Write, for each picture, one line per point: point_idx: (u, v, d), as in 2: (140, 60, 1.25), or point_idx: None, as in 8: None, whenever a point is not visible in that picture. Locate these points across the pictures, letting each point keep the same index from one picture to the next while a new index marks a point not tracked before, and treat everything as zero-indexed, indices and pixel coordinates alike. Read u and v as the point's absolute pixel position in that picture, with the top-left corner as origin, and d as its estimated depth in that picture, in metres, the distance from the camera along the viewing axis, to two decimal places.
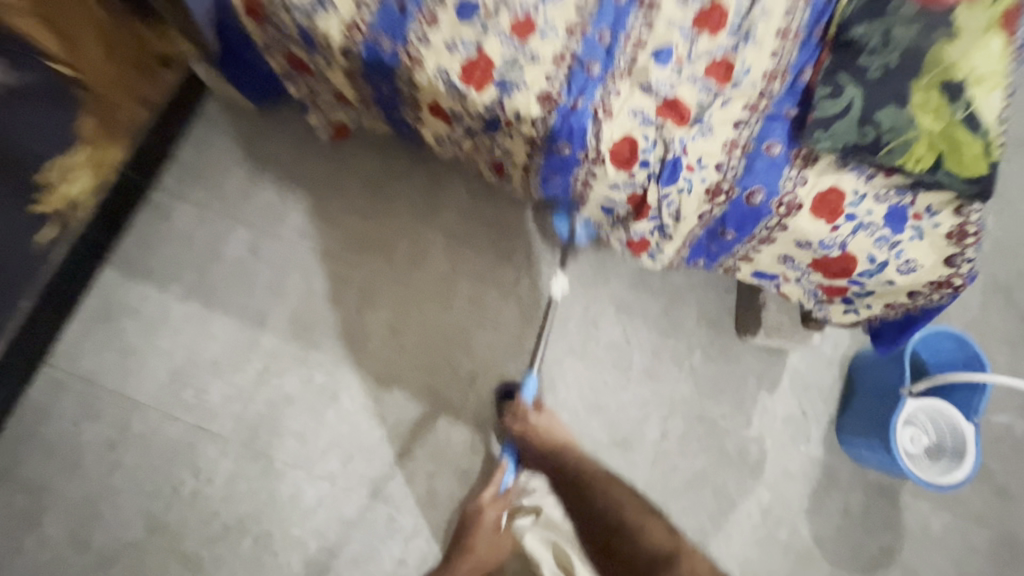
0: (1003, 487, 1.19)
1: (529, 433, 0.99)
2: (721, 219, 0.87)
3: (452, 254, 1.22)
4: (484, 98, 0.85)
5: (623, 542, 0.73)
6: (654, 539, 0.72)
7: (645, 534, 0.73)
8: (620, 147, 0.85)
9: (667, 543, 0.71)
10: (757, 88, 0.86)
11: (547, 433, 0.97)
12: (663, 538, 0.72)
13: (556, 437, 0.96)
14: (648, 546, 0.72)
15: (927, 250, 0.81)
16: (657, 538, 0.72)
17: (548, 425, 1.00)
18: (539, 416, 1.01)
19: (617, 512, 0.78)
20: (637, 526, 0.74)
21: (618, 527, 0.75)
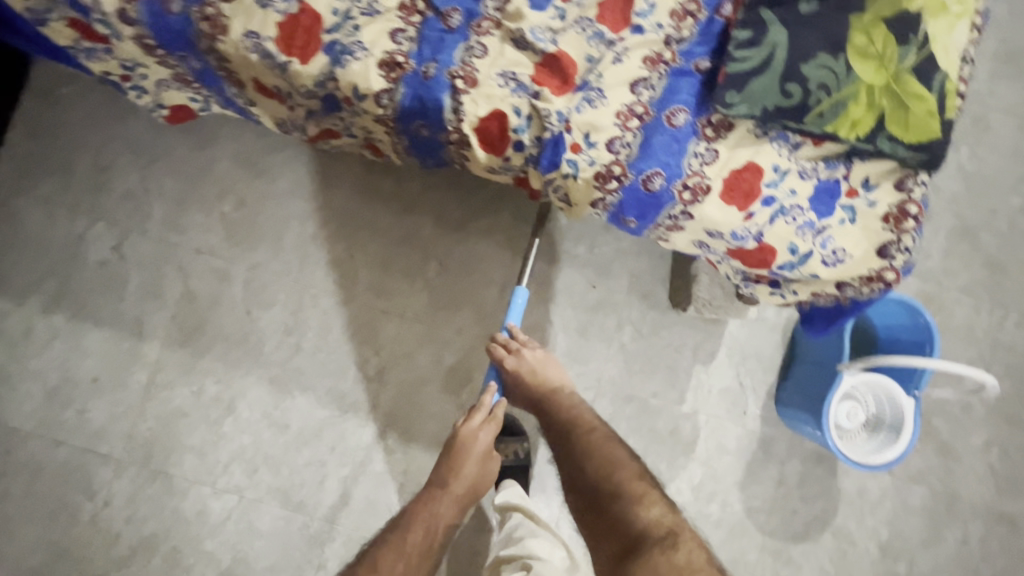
0: (945, 445, 1.15)
1: (521, 374, 0.88)
2: (618, 207, 0.70)
3: (348, 236, 1.08)
4: (312, 70, 0.66)
5: (622, 507, 0.74)
6: (651, 516, 0.73)
7: (642, 505, 0.74)
8: (488, 126, 0.67)
9: (663, 521, 0.72)
10: (662, 33, 0.67)
11: (541, 379, 0.87)
12: (658, 516, 0.72)
13: (551, 385, 0.87)
14: (643, 523, 0.72)
15: (859, 236, 0.67)
16: (653, 516, 0.73)
17: (544, 361, 0.89)
18: (531, 356, 0.89)
19: (613, 474, 0.78)
20: (637, 496, 0.75)
21: (613, 489, 0.76)
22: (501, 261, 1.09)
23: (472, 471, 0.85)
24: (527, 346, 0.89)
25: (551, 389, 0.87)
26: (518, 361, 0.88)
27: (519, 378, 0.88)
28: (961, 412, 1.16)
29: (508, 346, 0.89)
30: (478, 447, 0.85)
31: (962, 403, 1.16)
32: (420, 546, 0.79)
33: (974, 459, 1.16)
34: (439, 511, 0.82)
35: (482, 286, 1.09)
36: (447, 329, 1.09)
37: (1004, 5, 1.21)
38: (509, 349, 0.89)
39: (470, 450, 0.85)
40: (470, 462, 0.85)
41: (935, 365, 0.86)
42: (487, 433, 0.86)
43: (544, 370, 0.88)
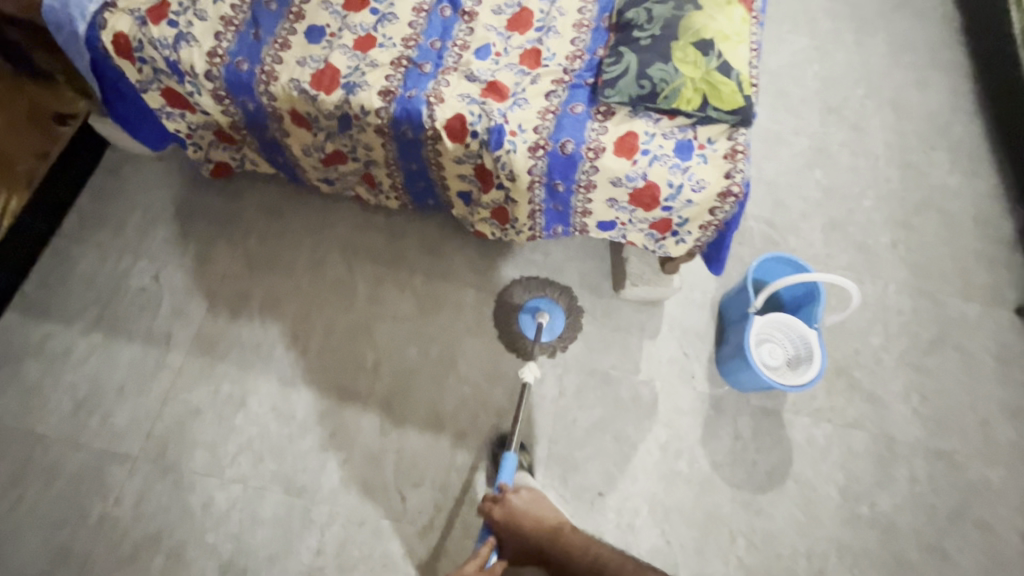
0: (869, 393, 1.33)
1: (516, 517, 0.92)
2: (547, 171, 1.01)
3: (348, 257, 1.33)
4: (332, 98, 1.00)
5: None
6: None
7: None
8: (452, 124, 1.00)
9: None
10: (562, 67, 1.05)
11: (537, 517, 0.92)
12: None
13: (549, 521, 0.92)
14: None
15: (712, 170, 0.97)
16: None
17: (540, 504, 0.95)
18: (521, 498, 0.95)
19: None
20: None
21: None
22: (474, 267, 1.34)
23: None
24: (512, 490, 0.96)
25: (551, 528, 0.91)
26: (514, 503, 0.94)
27: (514, 520, 0.92)
28: (874, 363, 1.36)
29: (498, 495, 0.95)
30: None
31: (872, 356, 1.37)
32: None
33: (898, 404, 1.33)
34: None
35: (460, 288, 1.32)
36: (433, 325, 1.29)
37: (818, 79, 1.71)
38: (500, 496, 0.95)
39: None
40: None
41: (810, 278, 1.09)
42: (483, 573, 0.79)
43: (541, 510, 0.94)
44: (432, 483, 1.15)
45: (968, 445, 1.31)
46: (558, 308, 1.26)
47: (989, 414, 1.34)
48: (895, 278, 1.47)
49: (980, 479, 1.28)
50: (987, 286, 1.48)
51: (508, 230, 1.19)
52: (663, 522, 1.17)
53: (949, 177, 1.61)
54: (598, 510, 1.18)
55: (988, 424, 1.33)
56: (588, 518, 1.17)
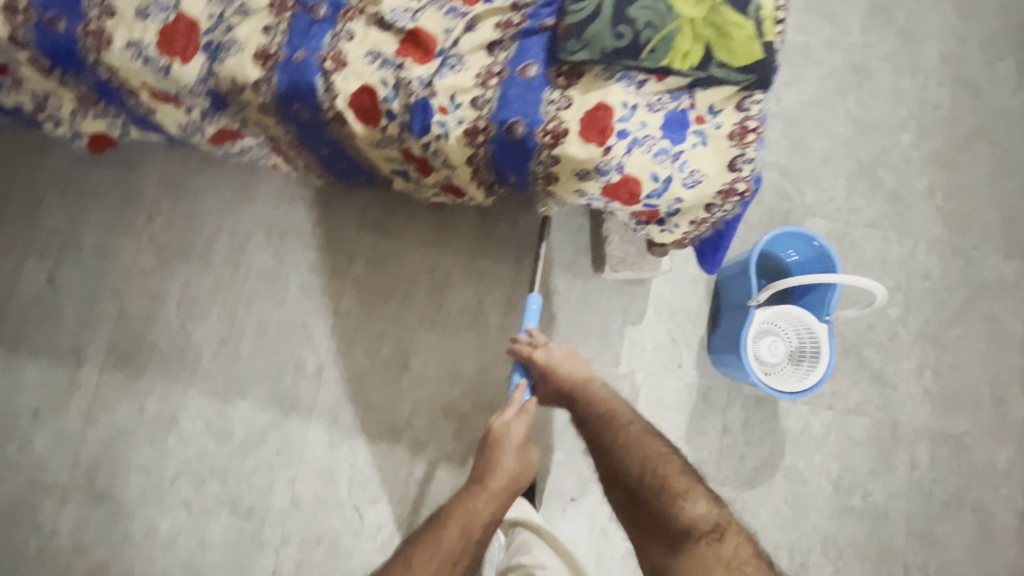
0: (877, 373, 1.19)
1: (553, 367, 0.85)
2: (491, 159, 0.77)
3: (275, 242, 1.11)
4: (191, 70, 0.73)
5: (665, 501, 0.71)
6: (697, 511, 0.70)
7: (687, 499, 0.71)
8: (360, 99, 0.73)
9: (709, 516, 0.69)
10: (512, 1, 0.74)
11: (569, 371, 0.84)
12: (705, 510, 0.70)
13: (581, 377, 0.84)
14: (687, 522, 0.69)
15: (711, 157, 0.73)
16: (699, 510, 0.70)
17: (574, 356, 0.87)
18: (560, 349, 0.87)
19: (656, 470, 0.74)
20: (681, 490, 0.72)
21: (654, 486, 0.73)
22: (426, 249, 1.12)
23: (510, 462, 0.81)
24: (551, 341, 0.87)
25: (581, 382, 0.84)
26: (548, 356, 0.85)
27: (549, 371, 0.85)
28: (887, 339, 1.20)
29: (533, 343, 0.87)
30: (512, 438, 0.82)
31: (887, 331, 1.20)
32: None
33: (909, 384, 1.19)
34: (476, 507, 0.77)
35: (410, 274, 1.12)
36: (382, 320, 1.11)
37: None
38: (534, 344, 0.87)
39: (505, 438, 0.82)
40: (507, 451, 0.82)
41: (833, 280, 0.93)
42: (522, 423, 0.82)
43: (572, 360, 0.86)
44: (393, 498, 1.07)
45: (980, 426, 1.19)
46: None
47: (1009, 390, 1.20)
48: (927, 235, 1.24)
49: (986, 461, 1.18)
50: None
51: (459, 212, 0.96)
52: None
53: (1012, 100, 1.30)
54: (570, 516, 1.09)
55: (1005, 402, 1.20)
56: (560, 525, 1.09)
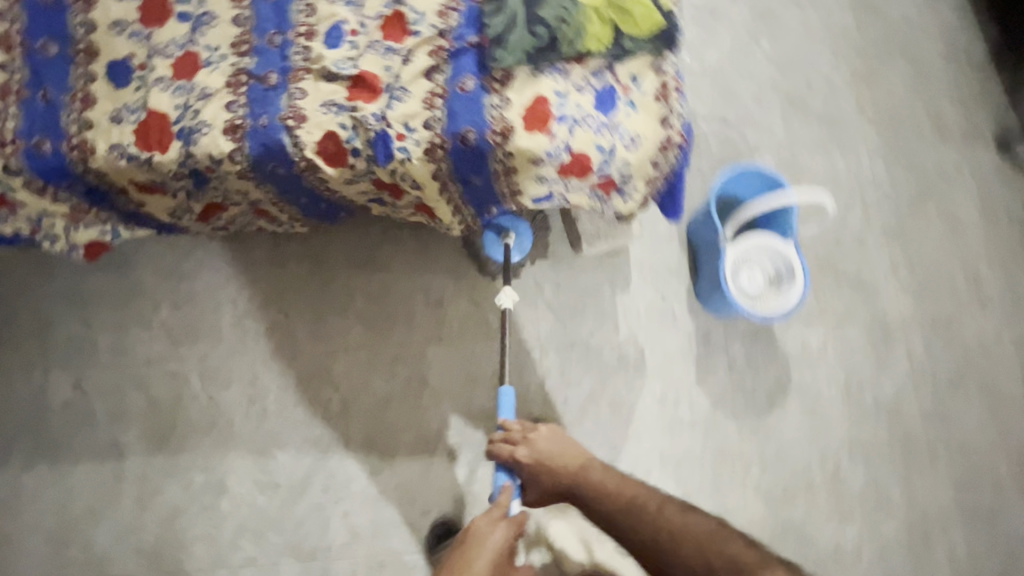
0: (857, 280, 1.26)
1: (542, 461, 0.93)
2: (453, 170, 0.85)
3: (276, 299, 1.18)
4: (171, 156, 0.81)
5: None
6: (737, 550, 0.78)
7: (725, 537, 0.79)
8: (326, 145, 0.82)
9: (750, 549, 0.77)
10: (435, 29, 0.83)
11: (562, 458, 0.94)
12: (743, 546, 0.78)
13: (577, 460, 0.94)
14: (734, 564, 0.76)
15: (644, 120, 0.82)
16: (736, 548, 0.78)
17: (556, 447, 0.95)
18: (543, 436, 0.95)
19: (705, 546, 0.79)
20: (721, 534, 0.80)
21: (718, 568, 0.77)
22: (416, 271, 1.20)
23: (486, 568, 0.77)
24: (532, 430, 0.96)
25: (578, 470, 0.93)
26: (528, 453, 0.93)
27: (541, 464, 0.93)
28: (857, 247, 1.28)
29: (514, 439, 0.94)
30: (491, 540, 0.80)
31: (855, 239, 1.28)
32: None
33: (888, 283, 1.27)
34: None
35: (407, 297, 1.19)
36: (392, 345, 1.17)
37: None
38: (513, 440, 0.94)
39: (483, 543, 0.79)
40: (483, 557, 0.78)
41: (787, 201, 1.03)
42: (499, 530, 0.81)
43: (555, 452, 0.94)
44: (442, 506, 1.12)
45: (962, 305, 1.26)
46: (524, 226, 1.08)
47: (980, 267, 1.28)
48: (867, 145, 1.33)
49: (975, 334, 1.25)
50: (962, 127, 1.35)
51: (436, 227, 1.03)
52: (676, 473, 1.16)
53: (907, 7, 1.41)
54: None
55: (979, 278, 1.28)
56: None
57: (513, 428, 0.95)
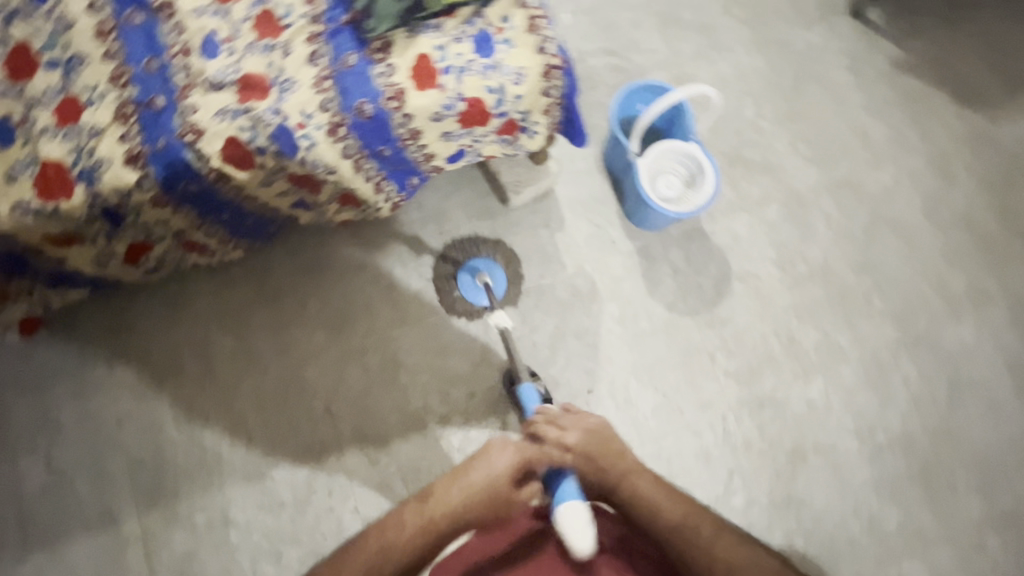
0: (764, 164, 1.37)
1: (586, 453, 0.83)
2: (360, 145, 0.88)
3: (232, 327, 1.19)
4: (78, 200, 0.81)
5: None
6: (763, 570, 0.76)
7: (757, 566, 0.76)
8: (230, 151, 0.84)
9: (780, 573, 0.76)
10: (306, 18, 0.85)
11: (604, 457, 0.84)
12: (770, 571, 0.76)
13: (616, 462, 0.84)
14: None
15: (525, 52, 0.85)
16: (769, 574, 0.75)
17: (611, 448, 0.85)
18: (589, 423, 0.86)
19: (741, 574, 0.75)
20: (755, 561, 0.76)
21: None
22: (361, 263, 1.23)
23: (455, 492, 0.81)
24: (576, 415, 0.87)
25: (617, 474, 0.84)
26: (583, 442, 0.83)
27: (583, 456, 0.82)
28: (757, 135, 1.38)
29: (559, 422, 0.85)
30: (493, 462, 0.83)
31: (753, 129, 1.38)
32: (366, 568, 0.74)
33: (791, 159, 1.38)
34: (404, 521, 0.78)
35: (359, 289, 1.22)
36: (358, 339, 1.20)
37: None
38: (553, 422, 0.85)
39: (470, 464, 0.84)
40: (466, 476, 0.82)
41: (674, 99, 1.11)
42: (507, 456, 0.83)
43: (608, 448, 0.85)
44: None
45: (859, 162, 1.39)
46: (500, 273, 1.21)
47: (865, 124, 1.41)
48: (742, 43, 1.43)
49: (876, 185, 1.38)
50: (819, 5, 1.47)
51: (366, 210, 1.05)
52: (651, 380, 1.23)
53: None
54: (595, 406, 1.21)
55: (867, 134, 1.40)
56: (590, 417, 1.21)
57: (552, 414, 0.87)
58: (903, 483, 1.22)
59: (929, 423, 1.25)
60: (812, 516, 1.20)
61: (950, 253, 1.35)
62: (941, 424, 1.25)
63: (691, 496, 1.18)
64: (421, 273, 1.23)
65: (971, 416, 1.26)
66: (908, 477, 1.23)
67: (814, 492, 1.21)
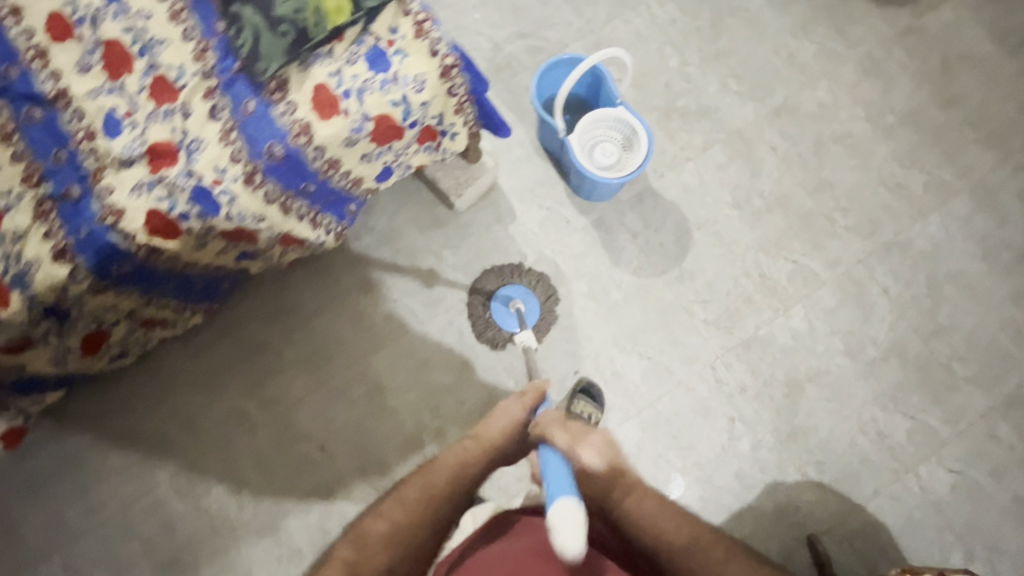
0: (699, 110, 1.36)
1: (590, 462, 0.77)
2: (281, 186, 0.87)
3: (214, 391, 1.19)
4: (15, 305, 0.80)
5: None
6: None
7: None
8: (153, 224, 0.83)
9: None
10: (200, 75, 0.85)
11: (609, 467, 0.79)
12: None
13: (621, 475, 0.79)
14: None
15: (419, 58, 0.85)
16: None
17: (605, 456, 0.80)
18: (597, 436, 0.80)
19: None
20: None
21: None
22: (325, 299, 1.23)
23: (495, 428, 0.83)
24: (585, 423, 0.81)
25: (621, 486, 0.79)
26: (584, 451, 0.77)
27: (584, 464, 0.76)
28: (686, 83, 1.37)
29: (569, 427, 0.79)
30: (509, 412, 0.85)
31: (681, 77, 1.37)
32: (416, 511, 0.75)
33: (725, 98, 1.36)
34: (449, 460, 0.80)
35: (329, 326, 1.22)
36: (339, 374, 1.21)
37: None
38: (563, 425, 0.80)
39: (501, 412, 0.85)
40: (495, 421, 0.84)
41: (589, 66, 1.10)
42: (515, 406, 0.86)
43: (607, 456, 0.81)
44: None
45: (794, 85, 1.37)
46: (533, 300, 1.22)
47: (792, 46, 1.39)
48: None
49: (816, 103, 1.36)
50: None
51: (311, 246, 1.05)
52: (634, 347, 1.23)
53: None
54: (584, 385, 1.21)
55: (796, 56, 1.39)
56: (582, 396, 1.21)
57: (554, 416, 0.80)
58: (904, 392, 1.22)
59: (917, 327, 1.24)
60: (821, 444, 1.19)
61: (903, 153, 1.33)
62: (928, 325, 1.25)
63: (697, 451, 1.18)
64: (386, 296, 1.24)
65: (957, 310, 1.25)
66: (908, 385, 1.22)
67: (818, 421, 1.20)
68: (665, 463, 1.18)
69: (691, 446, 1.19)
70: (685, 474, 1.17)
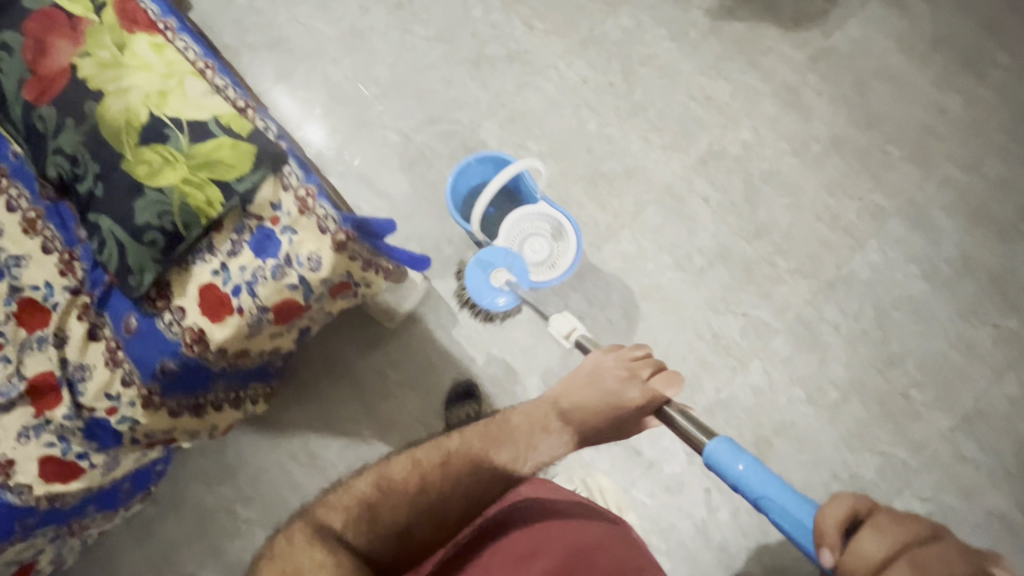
0: (624, 172, 1.31)
1: None
2: (184, 395, 0.82)
3: (170, 569, 1.12)
4: None
5: None
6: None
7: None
8: (50, 470, 0.76)
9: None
10: (70, 290, 0.79)
11: None
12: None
13: None
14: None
15: (311, 235, 0.77)
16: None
17: (913, 537, 0.41)
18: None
19: None
20: None
21: None
22: (271, 447, 1.16)
23: (582, 394, 0.75)
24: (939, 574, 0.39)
25: None
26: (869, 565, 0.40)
27: None
28: (608, 145, 1.32)
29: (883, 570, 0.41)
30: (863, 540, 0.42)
31: (602, 140, 1.32)
32: (448, 476, 0.69)
33: (649, 155, 1.32)
34: (510, 419, 0.75)
35: (280, 476, 1.16)
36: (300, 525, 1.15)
37: None
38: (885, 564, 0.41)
39: (595, 373, 0.77)
40: (586, 387, 0.76)
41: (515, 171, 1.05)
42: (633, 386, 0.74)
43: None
44: None
45: (715, 130, 1.33)
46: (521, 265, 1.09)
47: (707, 89, 1.35)
48: (558, 56, 1.35)
49: (741, 144, 1.33)
50: None
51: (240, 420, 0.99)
52: None
53: None
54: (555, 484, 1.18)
55: (712, 97, 1.35)
56: None
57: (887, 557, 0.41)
58: (869, 429, 1.22)
59: (871, 360, 1.25)
60: None
61: (833, 183, 1.32)
62: (881, 356, 1.25)
63: (677, 529, 1.18)
64: (336, 431, 1.17)
65: (907, 336, 1.25)
66: (871, 421, 1.22)
67: (790, 475, 1.20)
68: (649, 549, 1.17)
69: (671, 526, 1.18)
70: (670, 555, 1.17)
